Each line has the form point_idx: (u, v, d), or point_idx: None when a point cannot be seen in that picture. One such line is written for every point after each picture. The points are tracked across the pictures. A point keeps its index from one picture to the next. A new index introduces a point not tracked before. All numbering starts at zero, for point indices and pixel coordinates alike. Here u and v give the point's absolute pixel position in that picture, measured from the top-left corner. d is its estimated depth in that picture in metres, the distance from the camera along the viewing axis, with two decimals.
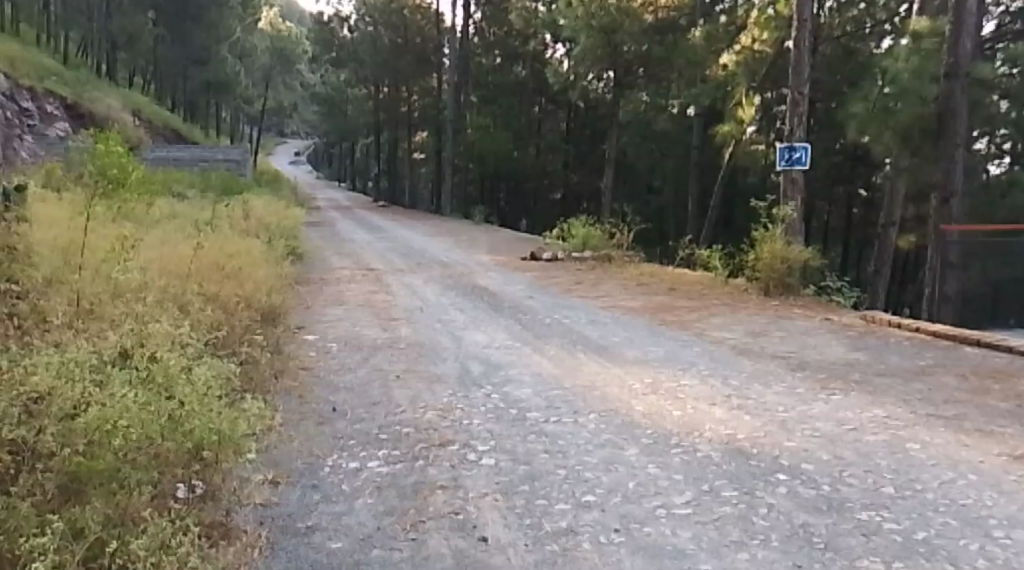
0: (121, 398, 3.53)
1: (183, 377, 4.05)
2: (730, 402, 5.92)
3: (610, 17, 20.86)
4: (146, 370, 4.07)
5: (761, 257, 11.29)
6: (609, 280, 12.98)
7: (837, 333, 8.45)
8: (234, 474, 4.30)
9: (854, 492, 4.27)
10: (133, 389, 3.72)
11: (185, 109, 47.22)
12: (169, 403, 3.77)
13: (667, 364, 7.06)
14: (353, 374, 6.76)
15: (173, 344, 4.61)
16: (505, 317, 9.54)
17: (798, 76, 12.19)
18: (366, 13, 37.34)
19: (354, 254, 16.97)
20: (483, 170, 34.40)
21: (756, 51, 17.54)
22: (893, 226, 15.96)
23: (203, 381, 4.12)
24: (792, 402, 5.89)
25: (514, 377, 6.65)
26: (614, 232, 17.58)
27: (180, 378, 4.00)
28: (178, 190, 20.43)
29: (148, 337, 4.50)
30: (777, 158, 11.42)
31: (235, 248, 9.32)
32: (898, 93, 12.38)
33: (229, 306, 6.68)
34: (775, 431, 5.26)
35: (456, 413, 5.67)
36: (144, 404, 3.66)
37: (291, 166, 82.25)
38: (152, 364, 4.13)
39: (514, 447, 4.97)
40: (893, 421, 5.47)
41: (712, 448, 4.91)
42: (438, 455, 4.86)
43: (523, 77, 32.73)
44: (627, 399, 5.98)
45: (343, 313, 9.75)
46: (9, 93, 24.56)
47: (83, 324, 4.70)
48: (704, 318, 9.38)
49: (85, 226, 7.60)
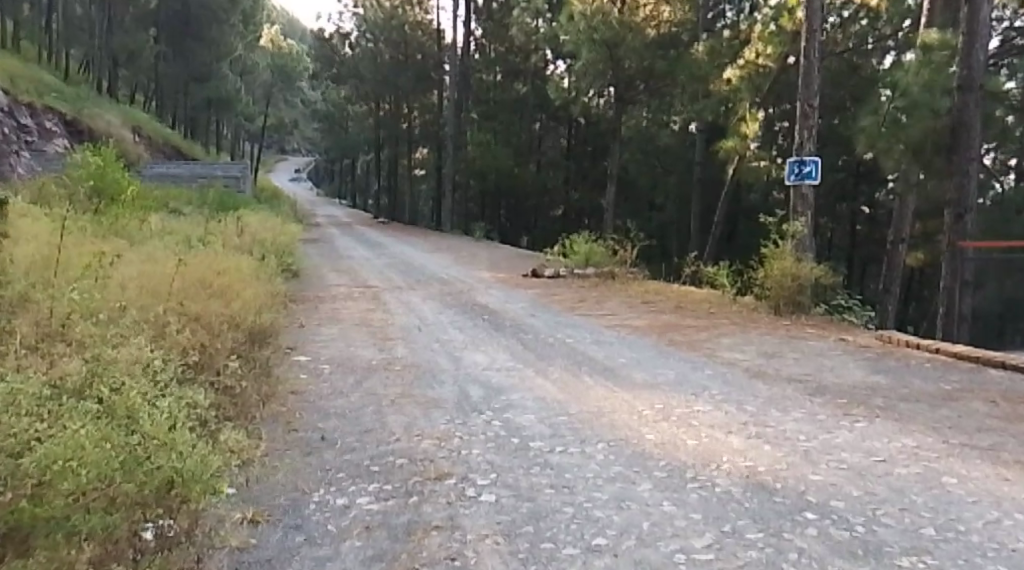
0: (73, 433, 3.15)
1: (149, 408, 3.67)
2: (747, 429, 5.53)
3: (612, 32, 20.31)
4: (107, 400, 3.69)
5: (771, 274, 10.91)
6: (614, 297, 12.62)
7: (855, 355, 8.07)
8: (208, 514, 3.91)
9: (891, 534, 3.86)
10: (90, 422, 3.34)
11: (185, 125, 47.05)
12: (133, 439, 3.39)
13: (678, 388, 6.67)
14: (344, 400, 6.34)
15: (141, 368, 4.24)
16: (506, 336, 9.20)
17: (807, 87, 11.85)
18: (367, 30, 37.21)
19: (352, 271, 16.62)
20: (483, 186, 34.10)
21: (760, 66, 17.22)
22: (902, 243, 15.51)
23: (170, 413, 3.75)
24: (814, 430, 5.51)
25: (516, 403, 6.25)
26: (617, 248, 17.24)
27: (145, 410, 3.63)
28: (174, 207, 20.03)
29: (117, 363, 4.13)
30: (786, 172, 11.08)
31: (224, 265, 8.96)
32: (908, 106, 11.82)
33: (213, 325, 6.30)
34: (799, 462, 4.87)
35: (453, 442, 5.29)
36: (101, 440, 3.28)
37: (292, 183, 82.12)
38: (114, 393, 3.76)
39: (516, 482, 4.57)
40: (924, 452, 5.06)
41: (732, 483, 4.52)
42: (434, 490, 4.46)
43: (523, 93, 32.50)
44: (637, 427, 5.59)
45: (337, 333, 9.38)
46: (7, 109, 24.09)
47: (45, 348, 4.32)
48: (714, 338, 8.99)
49: (61, 242, 7.24)
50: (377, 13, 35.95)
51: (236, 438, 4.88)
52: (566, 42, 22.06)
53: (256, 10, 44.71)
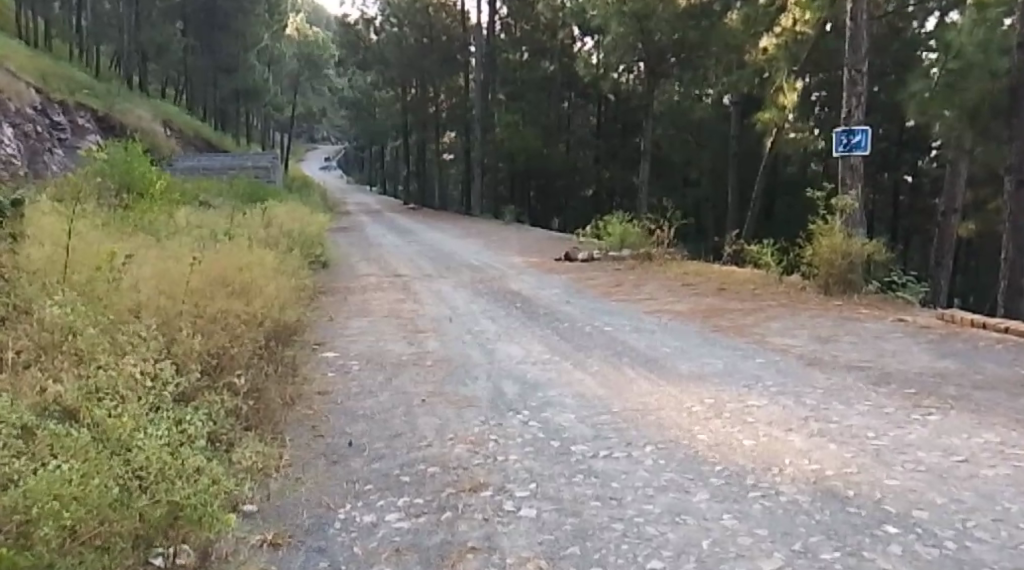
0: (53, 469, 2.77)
1: (145, 430, 3.29)
2: (808, 426, 5.06)
3: (642, 4, 19.62)
4: (100, 424, 3.31)
5: (819, 251, 10.36)
6: (652, 280, 12.15)
7: (916, 337, 7.54)
8: (223, 538, 3.55)
9: (988, 552, 3.39)
10: (78, 453, 2.99)
11: (216, 117, 47.17)
12: (128, 469, 3.03)
13: (729, 380, 6.20)
14: (374, 400, 5.99)
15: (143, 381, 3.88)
16: (541, 326, 8.77)
17: (855, 52, 11.18)
18: (391, 14, 36.73)
19: (381, 259, 16.26)
20: (513, 168, 33.62)
21: (797, 32, 16.58)
22: (955, 213, 14.82)
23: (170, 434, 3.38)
24: (884, 426, 5.02)
25: (554, 400, 5.83)
26: (653, 227, 16.68)
27: (144, 433, 3.26)
28: (205, 199, 19.85)
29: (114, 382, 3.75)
30: (833, 143, 10.49)
31: (245, 259, 8.62)
32: (963, 67, 11.33)
33: (232, 324, 5.96)
34: (871, 464, 4.39)
35: (488, 447, 4.88)
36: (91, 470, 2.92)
37: (323, 172, 82.34)
38: (111, 414, 3.38)
39: (558, 493, 4.15)
40: (1010, 450, 4.56)
41: (799, 491, 4.06)
42: (469, 505, 4.05)
43: (551, 72, 31.86)
44: (687, 425, 5.16)
45: (367, 325, 9.05)
46: (39, 107, 23.94)
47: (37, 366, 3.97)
48: (763, 322, 8.46)
49: (71, 241, 6.90)
50: None
51: (258, 448, 4.55)
52: (594, 16, 21.38)
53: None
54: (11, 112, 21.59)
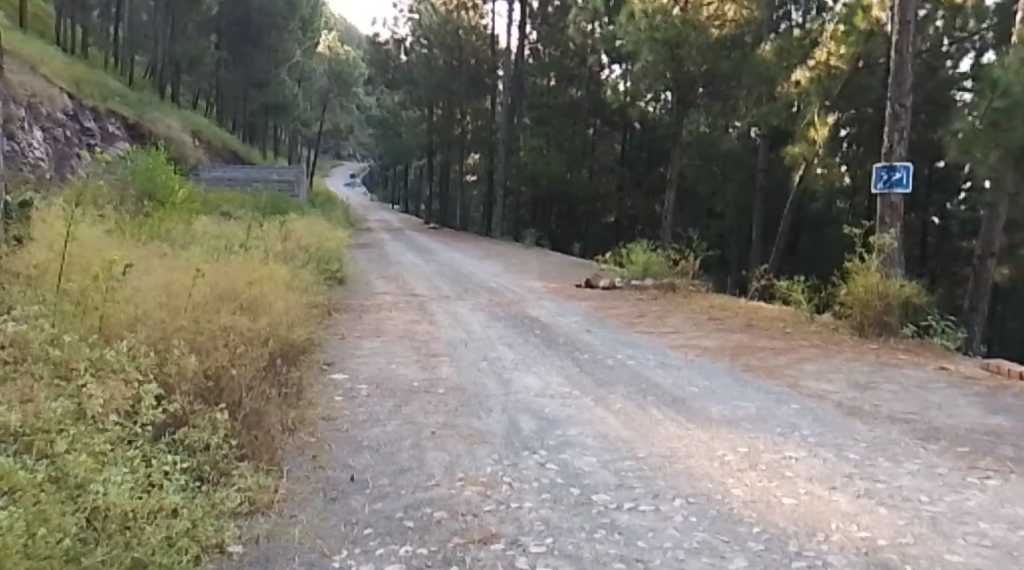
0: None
1: (107, 474, 2.93)
2: (854, 485, 4.61)
3: (675, 31, 19.01)
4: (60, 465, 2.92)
5: (853, 291, 9.89)
6: (676, 313, 11.69)
7: (962, 389, 7.04)
8: None
9: None
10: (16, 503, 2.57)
11: (245, 129, 47.42)
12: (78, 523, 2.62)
13: (763, 428, 5.75)
14: (380, 429, 5.59)
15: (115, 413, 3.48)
16: (559, 356, 8.35)
17: (899, 86, 10.75)
18: (422, 35, 36.82)
19: (400, 278, 15.97)
20: (535, 192, 33.34)
21: (831, 67, 16.60)
22: (991, 258, 14.26)
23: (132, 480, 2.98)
24: (937, 489, 4.57)
25: (573, 440, 5.40)
26: (678, 258, 16.25)
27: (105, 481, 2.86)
28: (227, 210, 19.67)
29: (83, 413, 3.39)
30: (873, 179, 10.07)
31: (256, 273, 8.24)
32: (1010, 106, 10.85)
33: (235, 339, 5.56)
34: (929, 535, 3.94)
35: (500, 491, 4.47)
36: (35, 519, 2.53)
37: (348, 189, 82.94)
38: (72, 453, 2.99)
39: (577, 551, 3.71)
40: None
41: (849, 563, 3.61)
42: (478, 559, 3.61)
43: (578, 98, 31.64)
44: (719, 477, 4.73)
45: (379, 347, 8.65)
46: (71, 112, 23.96)
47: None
48: (796, 364, 8.00)
49: (71, 248, 6.52)
50: (433, 17, 35.68)
51: (250, 479, 4.14)
52: (624, 41, 20.70)
53: (314, 16, 44.66)
54: (43, 116, 21.57)
